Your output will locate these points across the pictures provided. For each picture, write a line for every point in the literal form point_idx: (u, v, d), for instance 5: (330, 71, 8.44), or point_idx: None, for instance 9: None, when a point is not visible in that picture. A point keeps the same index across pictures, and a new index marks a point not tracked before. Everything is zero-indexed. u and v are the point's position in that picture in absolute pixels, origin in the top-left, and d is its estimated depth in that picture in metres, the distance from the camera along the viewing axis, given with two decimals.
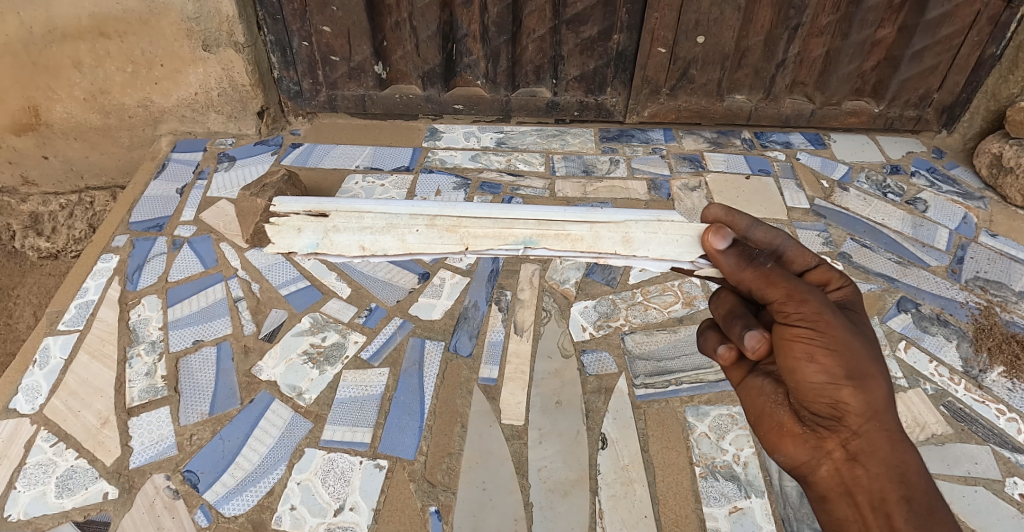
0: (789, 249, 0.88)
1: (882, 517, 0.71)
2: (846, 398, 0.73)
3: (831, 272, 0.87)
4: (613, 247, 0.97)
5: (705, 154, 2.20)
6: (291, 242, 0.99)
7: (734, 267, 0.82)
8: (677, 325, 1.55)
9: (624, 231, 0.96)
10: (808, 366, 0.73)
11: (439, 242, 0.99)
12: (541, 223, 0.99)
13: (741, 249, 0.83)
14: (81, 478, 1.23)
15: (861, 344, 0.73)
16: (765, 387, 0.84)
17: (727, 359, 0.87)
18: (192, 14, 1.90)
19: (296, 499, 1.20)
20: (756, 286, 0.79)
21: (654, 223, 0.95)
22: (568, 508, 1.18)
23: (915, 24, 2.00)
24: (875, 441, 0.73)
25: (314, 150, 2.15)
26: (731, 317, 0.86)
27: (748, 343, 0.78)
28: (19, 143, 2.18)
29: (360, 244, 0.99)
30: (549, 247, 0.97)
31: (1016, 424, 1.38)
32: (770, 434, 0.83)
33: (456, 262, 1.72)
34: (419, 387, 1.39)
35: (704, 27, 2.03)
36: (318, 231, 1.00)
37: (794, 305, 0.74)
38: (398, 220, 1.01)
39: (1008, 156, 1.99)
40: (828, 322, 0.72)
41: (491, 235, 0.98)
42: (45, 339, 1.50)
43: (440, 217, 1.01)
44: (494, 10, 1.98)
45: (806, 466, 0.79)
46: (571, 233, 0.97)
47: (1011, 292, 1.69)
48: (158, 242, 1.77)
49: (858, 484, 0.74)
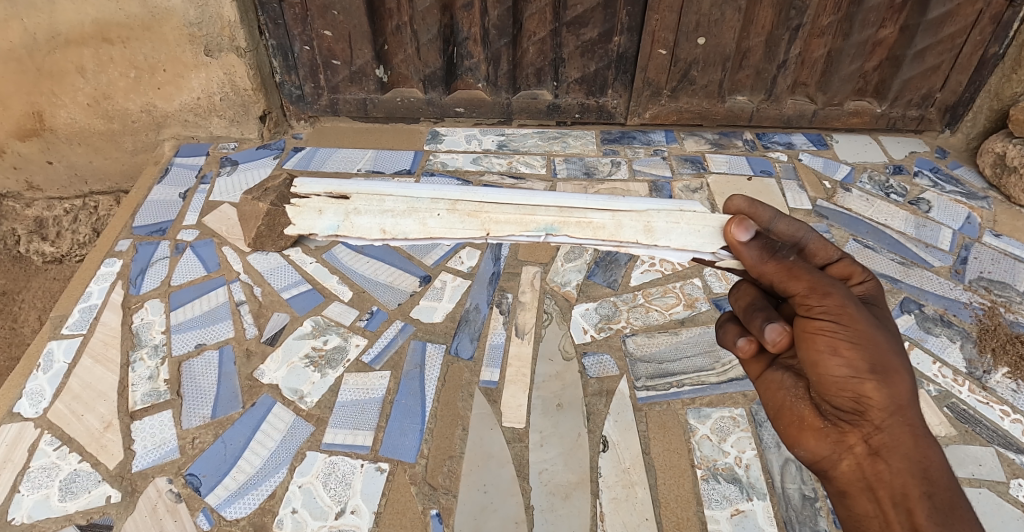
0: (811, 241, 0.89)
1: (903, 512, 0.71)
2: (869, 392, 0.72)
3: (854, 267, 0.88)
4: (634, 236, 0.91)
5: (706, 155, 2.19)
6: (311, 224, 0.96)
7: (756, 259, 0.78)
8: (678, 328, 1.54)
9: (646, 220, 0.91)
10: (831, 359, 0.73)
11: (460, 226, 0.94)
12: (562, 210, 0.93)
13: (764, 241, 0.78)
14: (84, 481, 1.23)
15: (884, 338, 0.73)
16: (785, 380, 0.84)
17: (746, 352, 0.88)
18: (193, 20, 1.91)
19: (297, 502, 1.20)
20: (778, 279, 0.78)
21: (677, 213, 0.91)
22: (569, 511, 1.18)
23: (918, 23, 1.99)
24: (898, 435, 0.73)
25: (315, 154, 2.15)
26: (750, 310, 0.87)
27: (769, 335, 0.79)
28: (24, 149, 2.20)
29: (381, 227, 0.95)
30: (570, 235, 0.91)
31: (1020, 426, 1.37)
32: (789, 428, 0.82)
33: (457, 264, 1.73)
34: (420, 390, 1.39)
35: (704, 28, 2.03)
36: (339, 214, 0.96)
37: (817, 298, 0.74)
38: (419, 204, 0.96)
39: (1012, 155, 1.98)
40: (851, 315, 0.72)
41: (513, 221, 0.93)
42: (49, 343, 1.51)
43: (462, 201, 0.96)
44: (494, 13, 1.99)
45: (827, 460, 0.78)
46: (593, 221, 0.92)
47: (1016, 292, 1.68)
48: (161, 246, 1.79)
49: (880, 479, 0.73)
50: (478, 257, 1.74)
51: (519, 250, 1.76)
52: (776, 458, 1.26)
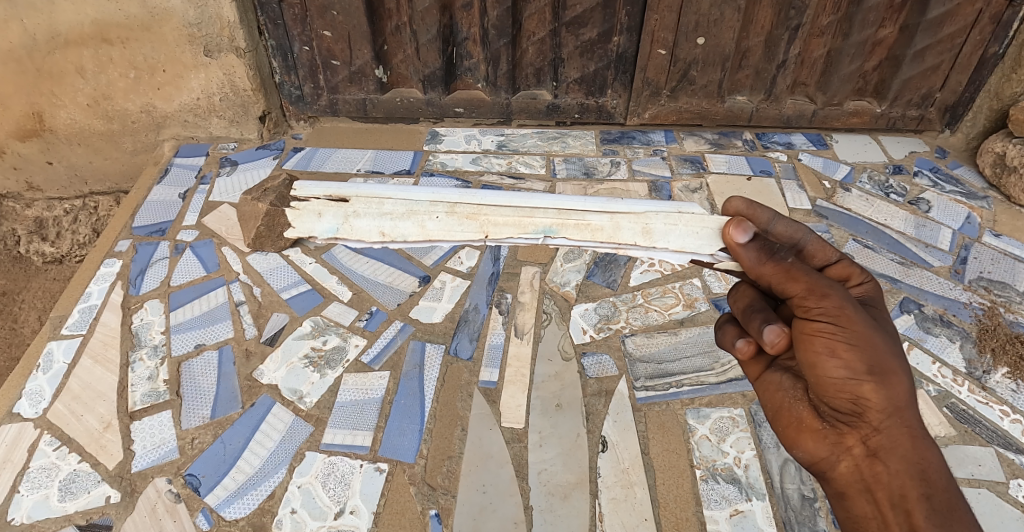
0: (810, 243, 0.89)
1: (902, 514, 0.71)
2: (867, 394, 0.72)
3: (853, 269, 0.88)
4: (632, 238, 0.91)
5: (706, 155, 2.19)
6: (311, 226, 0.98)
7: (754, 260, 0.80)
8: (678, 328, 1.54)
9: (644, 222, 0.92)
10: (829, 361, 0.73)
11: (459, 229, 0.94)
12: (560, 213, 0.93)
13: (762, 242, 0.80)
14: (83, 481, 1.24)
15: (882, 340, 0.73)
16: (783, 382, 0.84)
17: (746, 353, 0.87)
18: (193, 20, 1.91)
19: (296, 502, 1.20)
20: (776, 281, 0.78)
21: (675, 215, 0.91)
22: (568, 511, 1.18)
23: (917, 23, 1.99)
24: (896, 437, 0.73)
25: (315, 154, 2.16)
26: (749, 311, 0.87)
27: (768, 336, 0.79)
28: (24, 149, 2.21)
29: (380, 229, 0.95)
30: (568, 237, 0.92)
31: (1020, 426, 1.36)
32: (788, 430, 0.82)
33: (456, 265, 1.73)
34: (419, 390, 1.39)
35: (704, 28, 2.03)
36: (337, 217, 0.97)
37: (815, 299, 0.74)
38: (418, 206, 0.96)
39: (1011, 155, 1.98)
40: (849, 317, 0.72)
41: (512, 224, 0.93)
42: (48, 343, 1.51)
43: (460, 204, 0.96)
44: (493, 13, 1.99)
45: (825, 462, 0.78)
46: (591, 222, 0.92)
47: (1016, 292, 1.68)
48: (161, 246, 1.79)
49: (878, 481, 0.73)
50: (477, 258, 1.75)
51: (518, 250, 1.76)
52: (776, 458, 1.26)
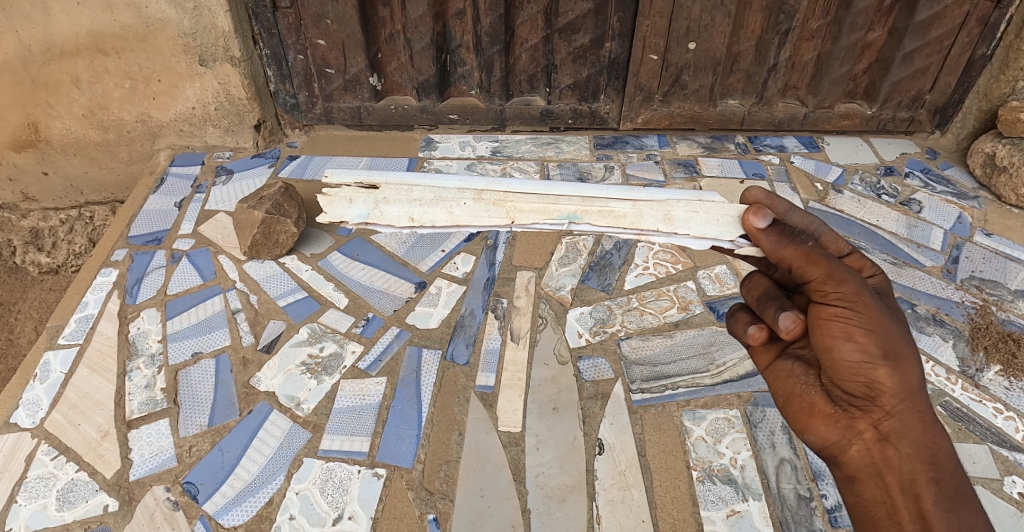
0: (824, 235, 0.88)
1: (911, 498, 0.72)
2: (881, 378, 0.73)
3: (865, 260, 0.89)
4: (655, 224, 0.93)
5: (699, 159, 2.21)
6: (342, 212, 0.98)
7: (774, 244, 0.82)
8: (673, 330, 1.56)
9: (666, 209, 0.94)
10: (845, 344, 0.74)
11: (486, 215, 0.96)
12: (584, 200, 0.96)
13: (781, 227, 0.82)
14: (81, 491, 1.23)
15: (896, 326, 0.74)
16: (795, 369, 0.84)
17: (758, 340, 0.87)
18: (188, 30, 1.93)
19: (295, 509, 1.20)
20: (796, 264, 0.79)
21: (696, 202, 0.93)
22: (566, 514, 1.19)
23: (905, 26, 2.02)
24: (908, 421, 0.73)
25: (310, 162, 2.17)
26: (764, 299, 0.87)
27: (783, 323, 0.80)
28: (20, 160, 2.20)
29: (409, 215, 0.97)
30: (592, 223, 0.94)
31: (1014, 423, 1.38)
32: (798, 415, 0.83)
33: (452, 270, 1.74)
34: (416, 396, 1.40)
35: (695, 33, 2.05)
36: (368, 202, 0.98)
37: (833, 284, 0.75)
38: (446, 193, 0.97)
39: (1001, 155, 2.00)
40: (865, 303, 0.73)
41: (537, 210, 0.95)
42: (45, 354, 1.51)
43: (487, 191, 0.98)
44: (486, 21, 2.02)
45: (836, 446, 0.80)
46: (614, 210, 0.94)
47: (1007, 291, 1.70)
48: (157, 256, 1.79)
49: (888, 465, 0.74)
50: (473, 263, 1.75)
51: (513, 256, 1.78)
52: (772, 458, 1.27)
